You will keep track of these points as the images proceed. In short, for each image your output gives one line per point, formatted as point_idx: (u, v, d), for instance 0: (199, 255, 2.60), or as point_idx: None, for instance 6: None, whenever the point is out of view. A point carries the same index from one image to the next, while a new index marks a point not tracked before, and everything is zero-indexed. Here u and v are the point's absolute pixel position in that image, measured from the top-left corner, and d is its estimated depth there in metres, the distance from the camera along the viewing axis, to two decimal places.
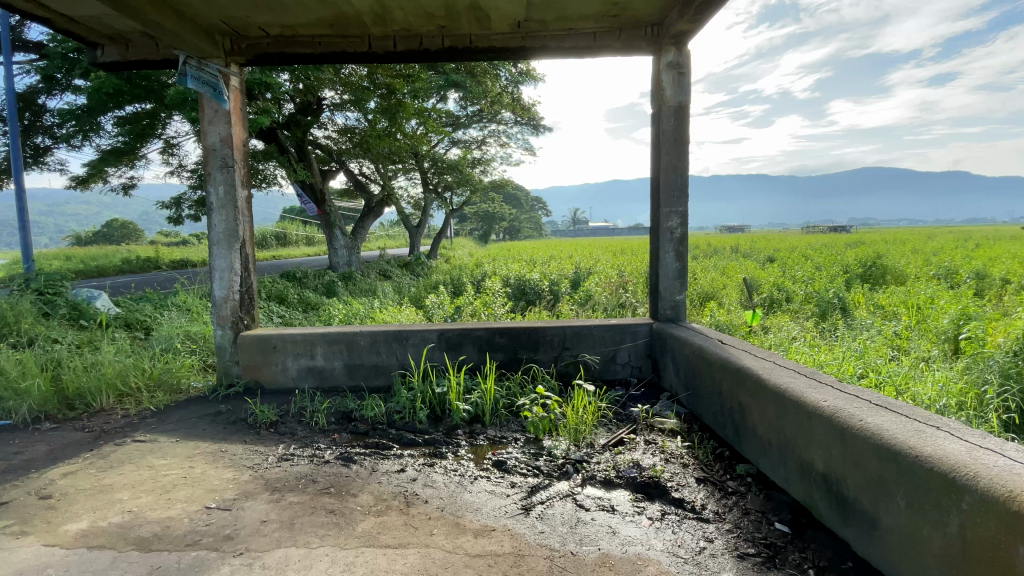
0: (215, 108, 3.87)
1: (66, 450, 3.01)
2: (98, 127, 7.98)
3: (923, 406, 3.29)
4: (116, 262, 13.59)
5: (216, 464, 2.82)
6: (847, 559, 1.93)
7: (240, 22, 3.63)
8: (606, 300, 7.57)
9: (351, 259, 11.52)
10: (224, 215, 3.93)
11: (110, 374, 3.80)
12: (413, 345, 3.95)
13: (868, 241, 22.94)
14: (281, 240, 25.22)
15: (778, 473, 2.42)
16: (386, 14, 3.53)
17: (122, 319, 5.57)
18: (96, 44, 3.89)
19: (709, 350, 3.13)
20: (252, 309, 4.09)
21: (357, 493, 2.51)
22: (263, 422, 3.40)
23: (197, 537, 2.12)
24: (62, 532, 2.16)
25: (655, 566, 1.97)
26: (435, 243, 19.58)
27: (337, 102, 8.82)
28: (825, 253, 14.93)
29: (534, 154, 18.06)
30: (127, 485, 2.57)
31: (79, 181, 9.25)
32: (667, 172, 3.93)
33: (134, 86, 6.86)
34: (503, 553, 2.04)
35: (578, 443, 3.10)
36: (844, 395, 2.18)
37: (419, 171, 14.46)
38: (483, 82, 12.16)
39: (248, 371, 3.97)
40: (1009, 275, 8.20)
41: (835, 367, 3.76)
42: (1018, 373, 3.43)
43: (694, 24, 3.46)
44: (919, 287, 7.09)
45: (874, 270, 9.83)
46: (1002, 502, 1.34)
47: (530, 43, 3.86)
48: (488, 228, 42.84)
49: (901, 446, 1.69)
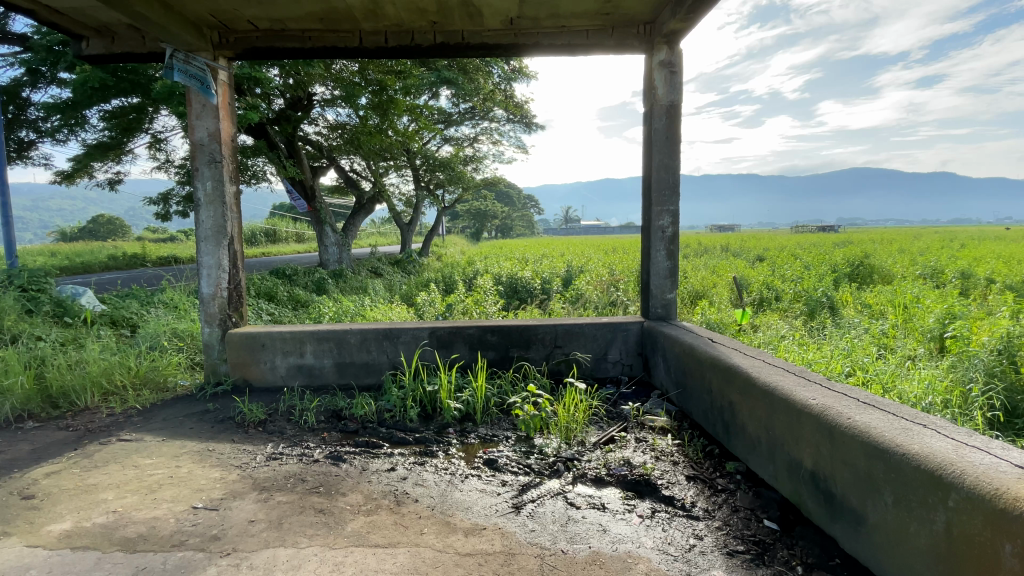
0: (203, 102, 3.81)
1: (49, 449, 2.96)
2: (83, 120, 7.84)
3: (909, 404, 3.32)
4: (102, 258, 13.37)
5: (202, 463, 2.78)
6: (835, 556, 1.94)
7: (228, 15, 3.57)
8: (597, 298, 7.60)
9: (342, 256, 11.42)
10: (213, 211, 3.88)
11: (94, 373, 3.73)
12: (403, 343, 3.93)
13: (855, 241, 22.99)
14: (270, 237, 24.69)
15: (767, 470, 2.44)
16: (377, 9, 3.50)
17: (108, 317, 5.49)
18: (81, 37, 3.81)
19: (699, 348, 3.14)
20: (240, 307, 4.04)
21: (347, 493, 2.49)
22: (251, 421, 3.36)
23: (184, 537, 2.10)
24: (45, 532, 2.13)
25: (645, 565, 1.97)
26: (426, 240, 19.45)
27: (327, 98, 8.72)
28: (813, 254, 14.58)
29: (526, 153, 18.04)
30: (112, 485, 2.53)
31: (65, 176, 9.09)
32: (659, 170, 3.93)
33: (120, 79, 6.78)
34: (494, 552, 2.03)
35: (568, 441, 3.10)
36: (832, 394, 2.19)
37: (411, 168, 14.33)
38: (475, 79, 12.12)
39: (236, 369, 3.92)
40: (994, 274, 8.33)
41: (823, 365, 3.79)
42: (1002, 371, 3.48)
43: (687, 23, 3.45)
44: (904, 286, 7.16)
45: (861, 270, 9.91)
46: (989, 500, 1.36)
47: (523, 40, 3.84)
48: (479, 226, 42.74)
49: (889, 443, 1.71)
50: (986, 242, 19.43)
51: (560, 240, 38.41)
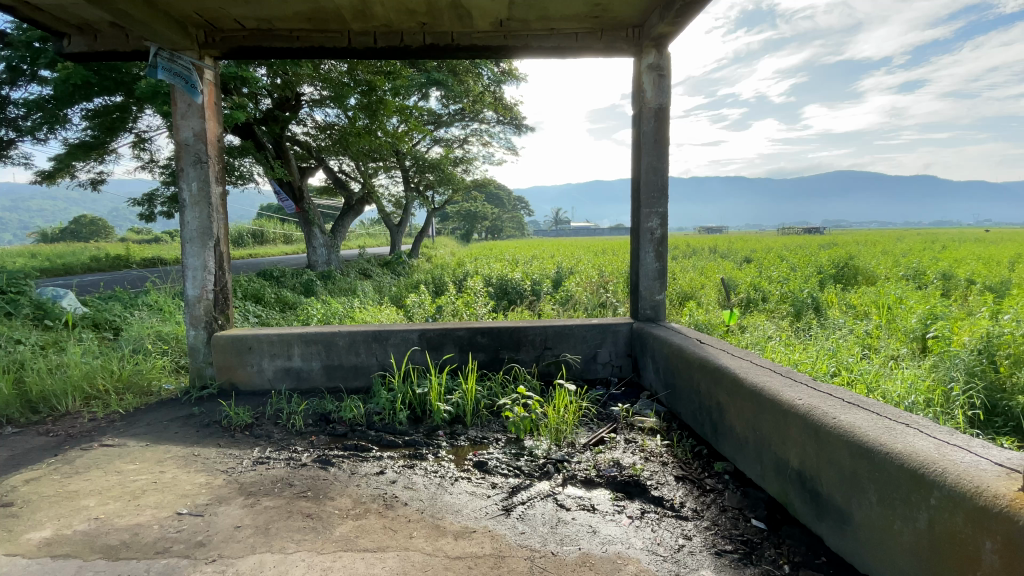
0: (188, 102, 3.76)
1: (28, 455, 2.90)
2: (65, 119, 7.71)
3: (893, 403, 3.36)
4: (84, 260, 13.13)
5: (187, 468, 2.74)
6: (821, 554, 1.96)
7: (215, 14, 3.53)
8: (586, 299, 7.63)
9: (331, 258, 11.34)
10: (198, 212, 3.83)
11: (76, 377, 3.67)
12: (393, 345, 3.90)
13: (841, 240, 24.38)
14: (258, 237, 24.42)
15: (754, 470, 2.46)
16: (366, 10, 3.48)
17: (90, 319, 5.39)
18: (62, 35, 3.75)
19: (688, 349, 3.16)
20: (226, 309, 3.99)
21: (336, 497, 2.47)
22: (237, 424, 3.32)
23: (168, 544, 2.06)
24: (24, 541, 2.08)
25: (635, 565, 1.97)
26: (416, 242, 19.29)
27: (316, 98, 8.65)
28: (799, 254, 15.65)
29: (516, 153, 18.06)
30: (94, 491, 2.48)
31: (45, 177, 8.91)
32: (648, 172, 3.95)
33: (103, 77, 6.73)
34: (484, 555, 2.03)
35: (559, 443, 3.10)
36: (817, 394, 2.22)
37: (400, 169, 14.27)
38: (465, 80, 12.15)
39: (222, 372, 3.87)
40: (972, 275, 8.55)
41: (809, 365, 3.84)
42: (982, 370, 3.57)
43: (674, 26, 3.48)
44: (888, 287, 7.31)
45: (846, 271, 10.11)
46: (968, 498, 1.39)
47: (513, 41, 3.85)
48: (470, 227, 42.68)
49: (873, 442, 1.73)
50: (970, 244, 20.58)
51: (550, 240, 38.61)
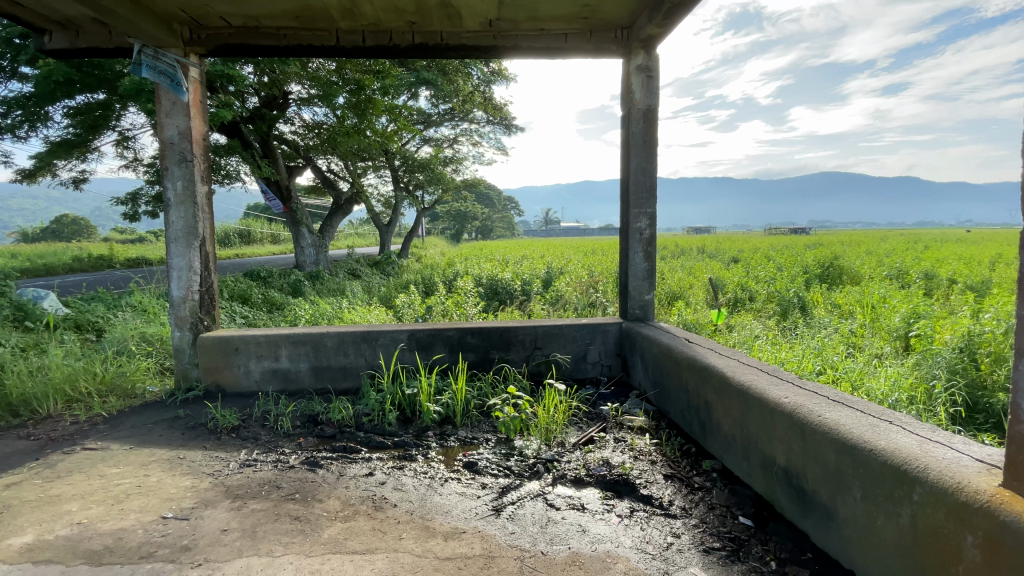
0: (173, 100, 3.71)
1: (8, 459, 2.84)
2: (46, 116, 7.57)
3: (877, 401, 3.41)
4: (66, 260, 12.89)
5: (173, 471, 2.70)
6: (807, 550, 1.99)
7: (200, 12, 3.48)
8: (576, 299, 7.65)
9: (319, 258, 11.25)
10: (184, 211, 3.78)
11: (57, 379, 3.60)
12: (382, 346, 3.88)
13: (826, 240, 24.77)
14: (245, 237, 24.15)
15: (741, 467, 2.49)
16: (354, 8, 3.45)
17: (72, 320, 5.30)
18: (43, 31, 3.68)
19: (676, 349, 3.18)
20: (212, 310, 3.94)
21: (324, 499, 2.45)
22: (223, 427, 3.28)
23: (153, 548, 2.03)
24: (4, 547, 2.04)
25: (624, 564, 1.98)
26: (406, 243, 19.20)
27: (303, 96, 8.57)
28: (785, 254, 15.84)
29: (506, 153, 18.06)
30: (77, 495, 2.44)
31: (25, 175, 8.74)
32: (637, 173, 3.97)
33: (85, 74, 6.63)
34: (474, 556, 2.02)
35: (548, 443, 3.11)
36: (803, 392, 2.24)
37: (389, 168, 14.20)
38: (455, 80, 12.12)
39: (208, 374, 3.82)
40: (953, 275, 8.71)
41: (796, 364, 3.89)
42: (963, 368, 3.64)
43: (663, 28, 3.50)
44: (872, 287, 7.41)
45: (832, 271, 10.25)
46: (950, 493, 1.41)
47: (502, 41, 3.85)
48: (460, 227, 42.60)
49: (857, 439, 1.76)
50: (950, 243, 21.05)
51: (539, 240, 38.69)
